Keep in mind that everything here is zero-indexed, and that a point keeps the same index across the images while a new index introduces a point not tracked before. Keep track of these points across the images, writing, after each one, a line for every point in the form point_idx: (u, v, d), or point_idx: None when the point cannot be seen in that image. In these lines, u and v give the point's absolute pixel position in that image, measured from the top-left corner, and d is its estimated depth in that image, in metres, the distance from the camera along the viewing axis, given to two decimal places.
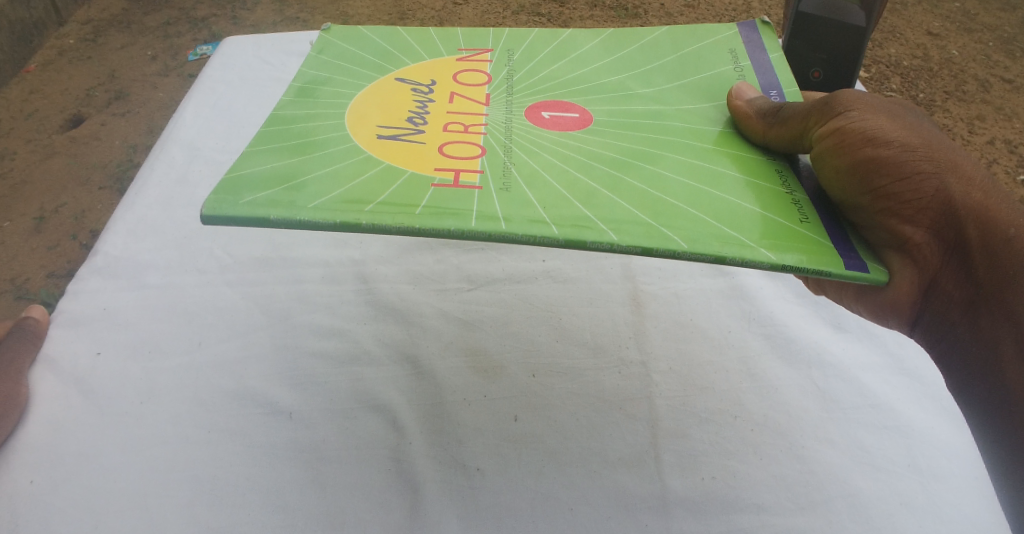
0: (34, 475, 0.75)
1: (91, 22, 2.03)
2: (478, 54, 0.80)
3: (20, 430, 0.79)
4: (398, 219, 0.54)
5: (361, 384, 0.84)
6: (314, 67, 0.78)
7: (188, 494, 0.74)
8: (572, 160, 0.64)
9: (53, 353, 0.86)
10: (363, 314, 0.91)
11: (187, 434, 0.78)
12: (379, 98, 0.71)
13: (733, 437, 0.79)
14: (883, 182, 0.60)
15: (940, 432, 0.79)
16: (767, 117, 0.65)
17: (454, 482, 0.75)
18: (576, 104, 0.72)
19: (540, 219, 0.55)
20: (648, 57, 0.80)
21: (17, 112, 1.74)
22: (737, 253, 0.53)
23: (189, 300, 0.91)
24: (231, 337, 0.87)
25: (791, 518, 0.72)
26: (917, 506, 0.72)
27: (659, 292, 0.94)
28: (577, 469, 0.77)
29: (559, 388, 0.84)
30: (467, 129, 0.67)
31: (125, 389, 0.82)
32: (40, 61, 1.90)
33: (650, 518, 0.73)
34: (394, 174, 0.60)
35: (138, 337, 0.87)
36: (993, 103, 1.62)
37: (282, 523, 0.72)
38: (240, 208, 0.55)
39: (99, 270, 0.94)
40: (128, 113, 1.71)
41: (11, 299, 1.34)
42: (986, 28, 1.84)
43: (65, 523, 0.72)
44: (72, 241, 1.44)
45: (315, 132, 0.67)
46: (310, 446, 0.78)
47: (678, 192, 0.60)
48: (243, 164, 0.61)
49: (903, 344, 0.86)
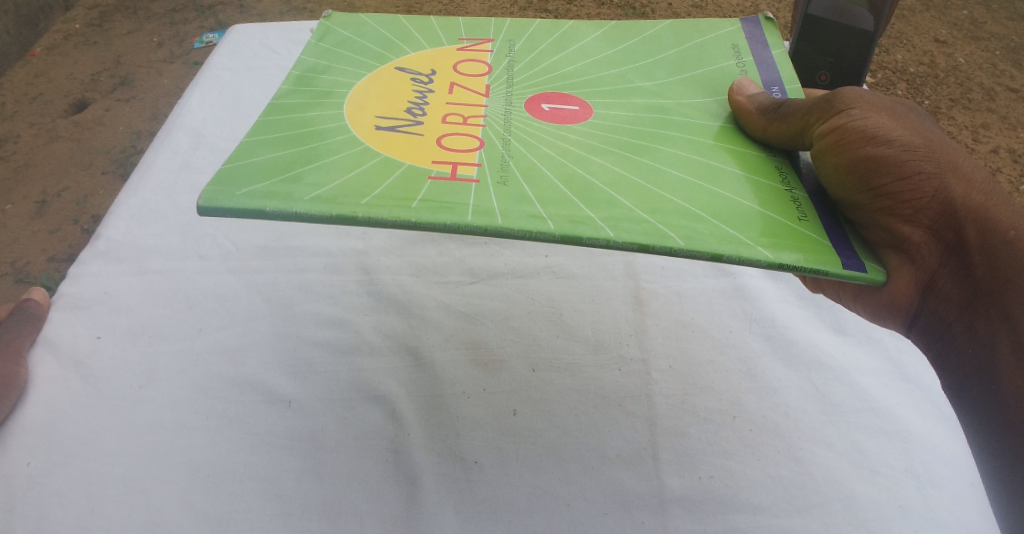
0: (32, 457, 0.76)
1: (97, 8, 2.02)
2: (478, 44, 0.80)
3: (19, 411, 0.80)
4: (395, 213, 0.54)
5: (361, 374, 0.84)
6: (314, 55, 0.78)
7: (187, 480, 0.74)
8: (571, 153, 0.64)
9: (52, 336, 0.86)
10: (365, 304, 0.90)
11: (186, 420, 0.78)
12: (378, 88, 0.71)
13: (732, 438, 0.79)
14: (883, 181, 0.60)
15: (938, 438, 0.78)
16: (768, 114, 0.65)
17: (452, 474, 0.76)
18: (576, 97, 0.72)
19: (537, 215, 0.55)
20: (649, 50, 0.80)
21: (22, 95, 1.73)
22: (734, 252, 0.53)
23: (189, 287, 0.91)
24: (232, 324, 0.87)
25: (787, 519, 0.72)
26: (913, 510, 0.73)
27: (660, 290, 0.94)
28: (574, 465, 0.77)
29: (558, 382, 0.84)
30: (466, 121, 0.66)
31: (124, 374, 0.82)
32: (46, 45, 1.89)
33: (647, 516, 0.73)
34: (392, 166, 0.60)
35: (139, 322, 0.87)
36: (998, 111, 1.62)
37: (279, 512, 0.72)
38: (238, 200, 0.55)
39: (101, 254, 0.94)
40: (132, 99, 1.70)
41: (11, 282, 1.35)
42: (993, 37, 1.83)
43: (61, 506, 0.72)
44: (73, 225, 1.44)
45: (315, 121, 0.67)
46: (309, 435, 0.78)
47: (677, 189, 0.60)
48: (240, 154, 0.61)
49: (904, 349, 0.86)
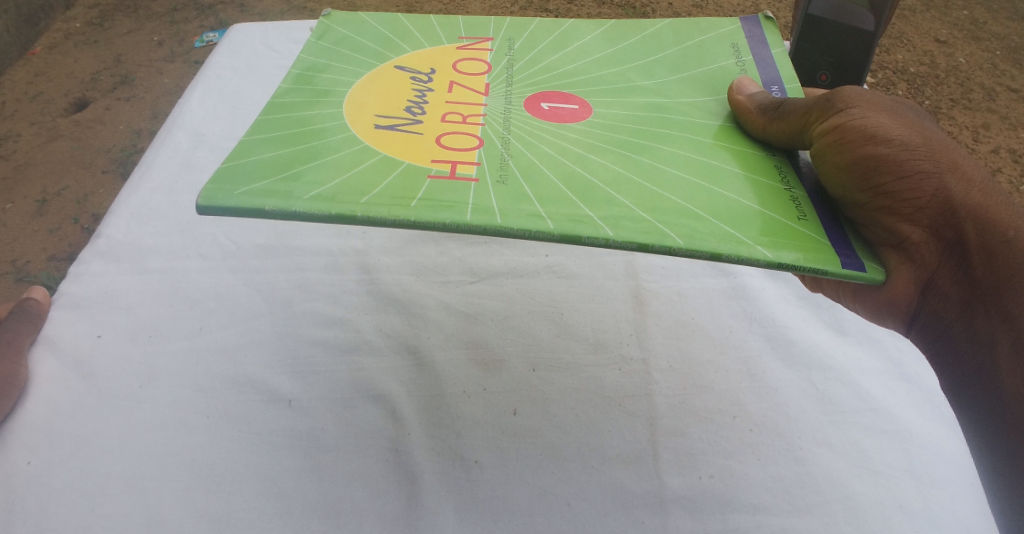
0: (32, 457, 0.76)
1: (98, 7, 2.02)
2: (478, 42, 0.80)
3: (19, 410, 0.80)
4: (394, 211, 0.54)
5: (361, 373, 0.84)
6: (313, 52, 0.78)
7: (187, 479, 0.74)
8: (571, 152, 0.64)
9: (52, 335, 0.86)
10: (365, 304, 0.90)
11: (186, 419, 0.78)
12: (378, 86, 0.71)
13: (732, 437, 0.79)
14: (882, 181, 0.60)
15: (938, 439, 0.78)
16: (767, 113, 0.65)
17: (452, 473, 0.76)
18: (576, 96, 0.72)
19: (536, 214, 0.55)
20: (649, 49, 0.80)
21: (22, 94, 1.73)
22: (734, 251, 0.53)
23: (190, 285, 0.91)
24: (232, 324, 0.87)
25: (788, 519, 0.72)
26: (913, 510, 0.73)
27: (660, 290, 0.94)
28: (575, 465, 0.77)
29: (557, 381, 0.84)
30: (466, 120, 0.66)
31: (124, 373, 0.82)
32: (46, 44, 1.89)
33: (647, 516, 0.73)
34: (392, 164, 0.60)
35: (139, 321, 0.87)
36: (998, 111, 1.62)
37: (278, 511, 0.72)
38: (237, 198, 0.55)
39: (101, 254, 0.94)
40: (133, 98, 1.70)
41: (11, 281, 1.35)
42: (993, 37, 1.83)
43: (61, 505, 0.72)
44: (73, 225, 1.44)
45: (314, 119, 0.67)
46: (309, 435, 0.78)
47: (677, 188, 0.60)
48: (240, 152, 0.61)
49: (904, 350, 0.86)
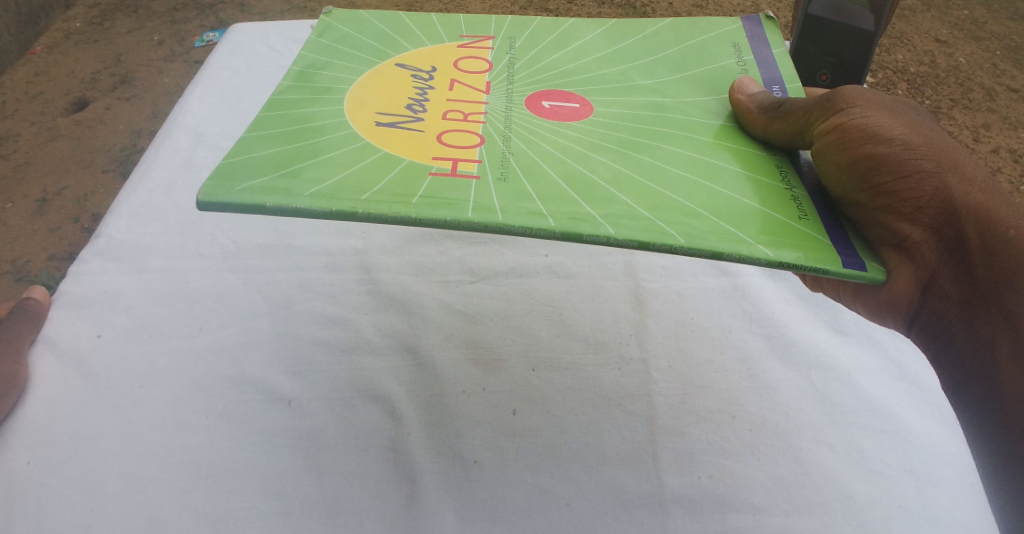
0: (32, 456, 0.76)
1: (98, 7, 2.02)
2: (479, 41, 0.80)
3: (19, 409, 0.80)
4: (394, 209, 0.54)
5: (361, 373, 0.84)
6: (313, 51, 0.78)
7: (186, 479, 0.74)
8: (571, 150, 0.64)
9: (52, 334, 0.86)
10: (365, 304, 0.90)
11: (186, 419, 0.78)
12: (378, 84, 0.71)
13: (732, 437, 0.79)
14: (882, 180, 0.60)
15: (938, 439, 0.78)
16: (768, 112, 0.65)
17: (452, 472, 0.76)
18: (576, 94, 0.72)
19: (537, 211, 0.55)
20: (650, 48, 0.80)
21: (22, 94, 1.73)
22: (735, 250, 0.53)
23: (189, 285, 0.91)
24: (232, 323, 0.87)
25: (787, 519, 0.72)
26: (912, 510, 0.73)
27: (660, 290, 0.94)
28: (574, 464, 0.77)
29: (558, 381, 0.84)
30: (467, 118, 0.66)
31: (124, 372, 0.82)
32: (46, 43, 1.89)
33: (646, 516, 0.73)
34: (392, 162, 0.60)
35: (139, 321, 0.87)
36: (998, 111, 1.62)
37: (278, 511, 0.72)
38: (237, 195, 0.55)
39: (101, 253, 0.94)
40: (133, 97, 1.70)
41: (11, 280, 1.35)
42: (994, 37, 1.83)
43: (61, 504, 0.72)
44: (73, 224, 1.44)
45: (314, 117, 0.67)
46: (309, 434, 0.78)
47: (678, 186, 0.60)
48: (240, 149, 0.61)
49: (904, 350, 0.86)
